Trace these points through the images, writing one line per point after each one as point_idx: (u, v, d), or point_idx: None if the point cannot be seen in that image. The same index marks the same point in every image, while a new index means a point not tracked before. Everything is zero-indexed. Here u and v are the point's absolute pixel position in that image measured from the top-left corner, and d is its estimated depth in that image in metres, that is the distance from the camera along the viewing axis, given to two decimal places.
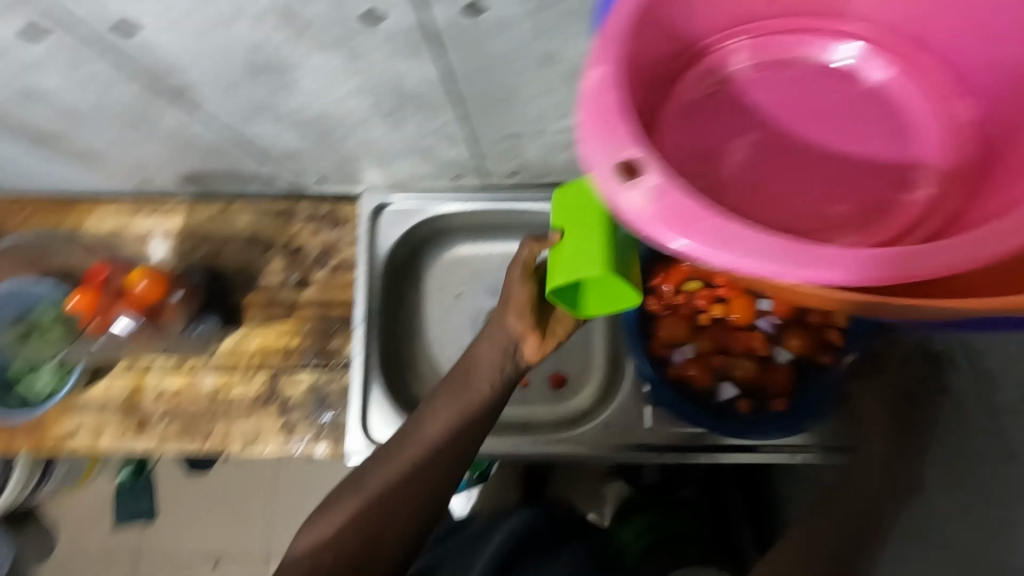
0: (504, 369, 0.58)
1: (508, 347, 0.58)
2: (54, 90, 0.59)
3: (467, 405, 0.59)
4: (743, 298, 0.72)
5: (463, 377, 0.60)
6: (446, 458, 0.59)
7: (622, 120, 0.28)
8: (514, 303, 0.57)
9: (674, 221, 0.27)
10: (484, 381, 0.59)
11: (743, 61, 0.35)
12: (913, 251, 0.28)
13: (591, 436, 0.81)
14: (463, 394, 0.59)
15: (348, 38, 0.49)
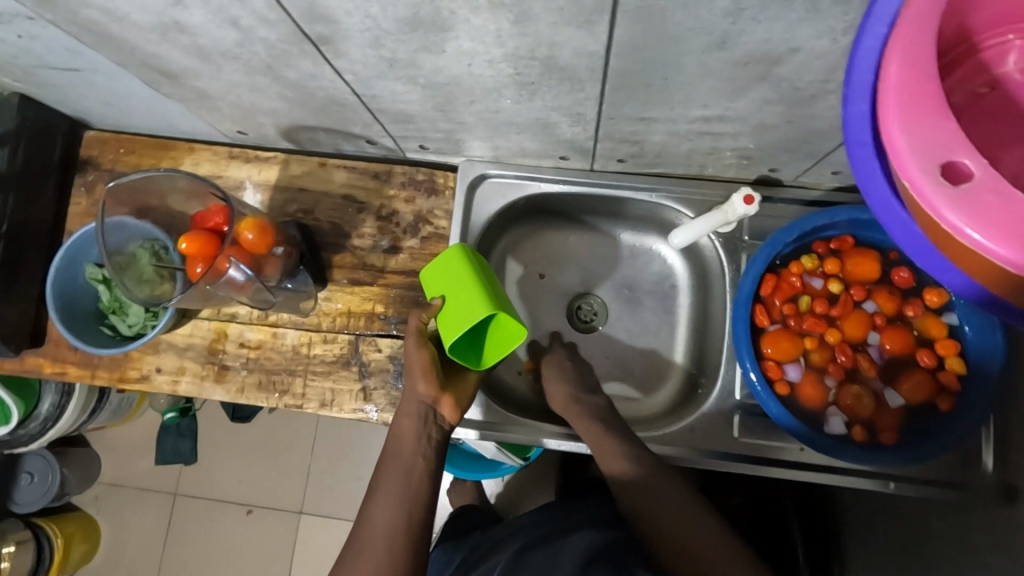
0: (430, 430, 0.65)
1: (425, 413, 0.66)
2: (193, 27, 0.57)
3: (415, 471, 0.63)
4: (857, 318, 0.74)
5: (394, 451, 0.64)
6: (414, 533, 0.59)
7: (935, 111, 0.25)
8: (418, 368, 0.66)
9: (991, 222, 0.24)
10: (417, 451, 0.64)
11: (1014, 65, 0.30)
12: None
13: (676, 437, 0.79)
14: (400, 463, 0.63)
15: (523, 2, 0.46)
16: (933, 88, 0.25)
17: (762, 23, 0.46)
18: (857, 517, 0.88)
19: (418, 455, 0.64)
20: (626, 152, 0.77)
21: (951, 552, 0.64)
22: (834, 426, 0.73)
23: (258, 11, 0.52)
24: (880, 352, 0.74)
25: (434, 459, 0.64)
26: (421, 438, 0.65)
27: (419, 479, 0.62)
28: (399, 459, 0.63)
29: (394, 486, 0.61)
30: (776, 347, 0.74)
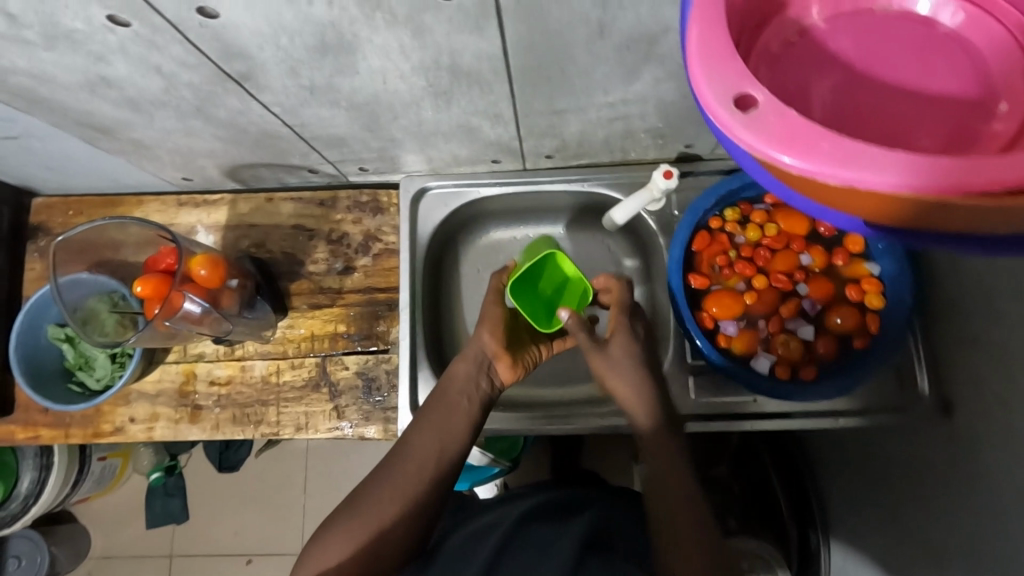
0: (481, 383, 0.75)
1: (483, 361, 0.75)
2: (120, 81, 0.60)
3: (462, 402, 0.72)
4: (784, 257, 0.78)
5: (441, 393, 0.73)
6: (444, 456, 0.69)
7: (723, 52, 0.29)
8: (490, 323, 0.77)
9: (781, 139, 0.26)
10: (462, 393, 0.73)
11: (816, 16, 0.36)
12: (1010, 159, 0.24)
13: None
14: (444, 406, 0.72)
15: (416, 17, 0.51)
16: (722, 34, 0.29)
17: (631, 7, 0.51)
18: (833, 462, 0.91)
19: (470, 387, 0.74)
20: (552, 147, 0.82)
21: (912, 475, 0.71)
22: (761, 364, 0.77)
23: (178, 56, 0.56)
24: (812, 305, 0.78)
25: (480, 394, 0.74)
26: (480, 370, 0.75)
27: (462, 412, 0.72)
28: (449, 391, 0.73)
29: (442, 412, 0.71)
30: (720, 305, 0.77)
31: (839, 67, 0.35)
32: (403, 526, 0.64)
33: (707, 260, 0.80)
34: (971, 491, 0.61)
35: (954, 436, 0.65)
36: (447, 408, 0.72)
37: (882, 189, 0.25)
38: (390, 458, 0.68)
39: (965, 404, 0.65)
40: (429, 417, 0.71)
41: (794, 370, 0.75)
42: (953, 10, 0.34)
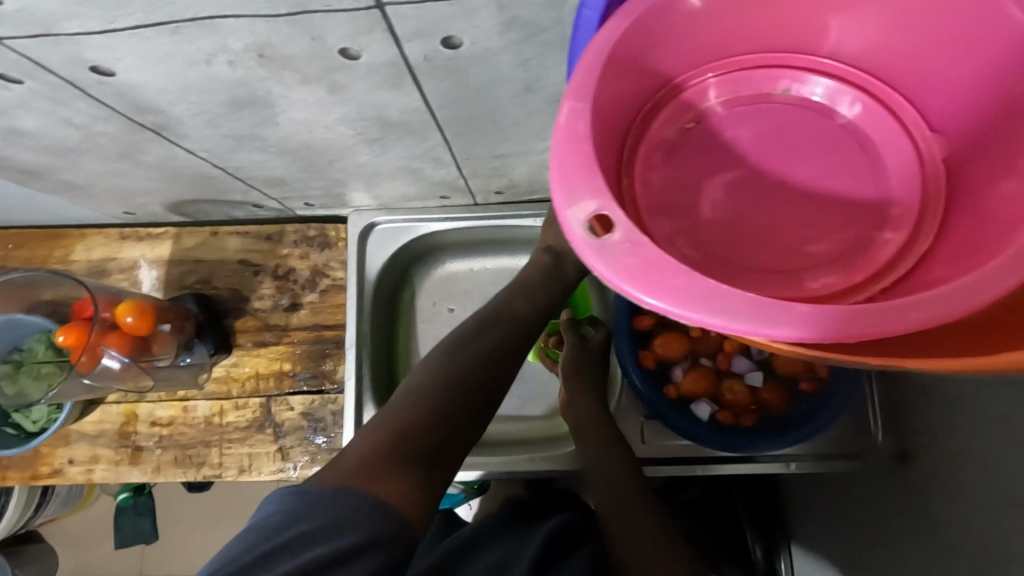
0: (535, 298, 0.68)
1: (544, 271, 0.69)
2: (33, 130, 0.58)
3: (508, 326, 0.59)
4: None
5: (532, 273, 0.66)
6: (493, 379, 0.54)
7: (585, 166, 0.27)
8: None
9: (634, 273, 0.24)
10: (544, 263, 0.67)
11: (714, 100, 0.34)
12: (858, 309, 0.24)
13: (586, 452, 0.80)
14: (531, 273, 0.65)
15: (327, 75, 0.49)
16: (586, 145, 0.27)
17: (551, 69, 0.49)
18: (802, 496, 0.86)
19: (523, 313, 0.60)
20: (499, 185, 0.80)
21: (878, 518, 0.68)
22: (700, 410, 0.74)
23: (86, 110, 0.54)
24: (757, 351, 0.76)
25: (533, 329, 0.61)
26: (528, 311, 0.61)
27: (509, 340, 0.58)
28: (491, 318, 0.59)
29: (492, 336, 0.57)
30: (666, 346, 0.74)
31: (732, 159, 0.33)
32: (483, 351, 0.56)
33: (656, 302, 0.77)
34: (931, 547, 0.59)
35: (909, 483, 0.65)
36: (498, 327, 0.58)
37: (734, 333, 0.24)
38: (426, 369, 0.54)
39: (919, 456, 0.65)
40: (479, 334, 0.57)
41: (735, 416, 0.74)
42: (852, 101, 0.33)
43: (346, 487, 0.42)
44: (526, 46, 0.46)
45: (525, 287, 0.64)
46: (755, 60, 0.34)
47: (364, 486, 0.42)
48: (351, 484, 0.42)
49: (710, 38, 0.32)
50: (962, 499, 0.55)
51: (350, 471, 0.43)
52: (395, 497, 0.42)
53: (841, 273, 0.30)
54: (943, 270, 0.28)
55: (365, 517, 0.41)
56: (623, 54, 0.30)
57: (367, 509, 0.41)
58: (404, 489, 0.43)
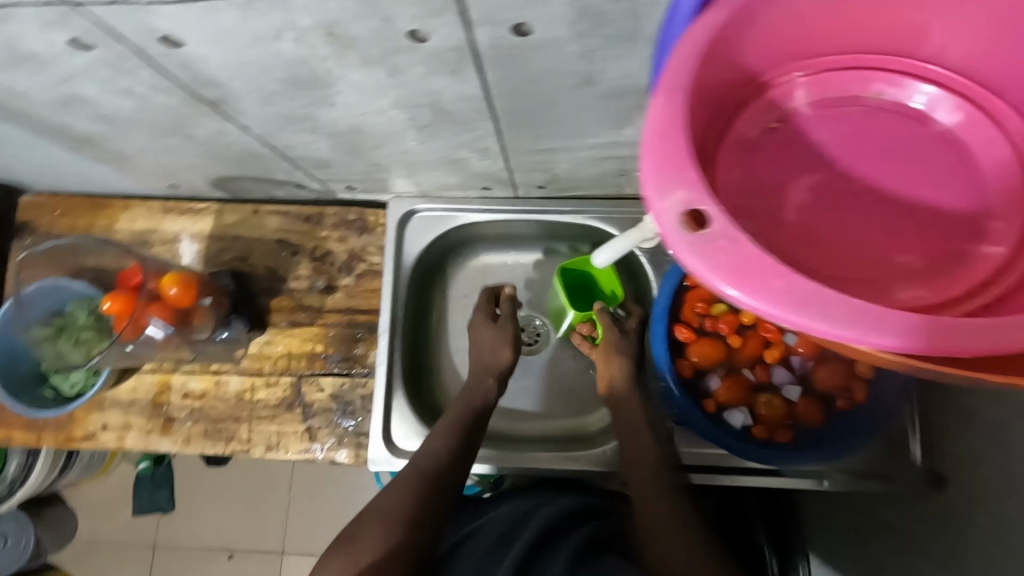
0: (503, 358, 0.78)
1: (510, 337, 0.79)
2: (93, 99, 0.58)
3: (432, 479, 0.66)
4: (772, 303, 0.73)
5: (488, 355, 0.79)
6: (411, 520, 0.62)
7: (680, 159, 0.26)
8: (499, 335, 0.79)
9: (732, 271, 0.23)
10: (499, 347, 0.79)
11: (802, 100, 0.33)
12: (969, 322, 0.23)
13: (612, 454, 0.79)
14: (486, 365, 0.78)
15: (389, 58, 0.48)
16: (681, 138, 0.26)
17: (617, 61, 0.48)
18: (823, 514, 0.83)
19: (438, 460, 0.68)
20: (542, 180, 0.79)
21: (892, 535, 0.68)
22: (733, 418, 0.73)
23: (148, 81, 0.54)
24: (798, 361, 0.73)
25: (454, 476, 0.68)
26: (446, 449, 0.69)
27: (431, 483, 0.66)
28: (419, 473, 0.67)
29: (409, 486, 0.65)
30: (701, 354, 0.73)
31: (820, 161, 0.32)
32: (435, 450, 0.69)
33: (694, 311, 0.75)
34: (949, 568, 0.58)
35: (946, 509, 0.61)
36: (416, 480, 0.66)
37: (835, 340, 0.23)
38: (362, 519, 0.63)
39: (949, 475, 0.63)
40: (403, 487, 0.65)
41: (770, 430, 0.72)
42: (952, 108, 0.31)
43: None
44: (595, 37, 0.45)
45: (450, 434, 0.71)
46: (848, 61, 0.32)
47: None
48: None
49: (806, 35, 0.31)
50: (984, 523, 0.55)
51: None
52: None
53: (934, 286, 0.29)
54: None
55: None
56: (718, 46, 0.29)
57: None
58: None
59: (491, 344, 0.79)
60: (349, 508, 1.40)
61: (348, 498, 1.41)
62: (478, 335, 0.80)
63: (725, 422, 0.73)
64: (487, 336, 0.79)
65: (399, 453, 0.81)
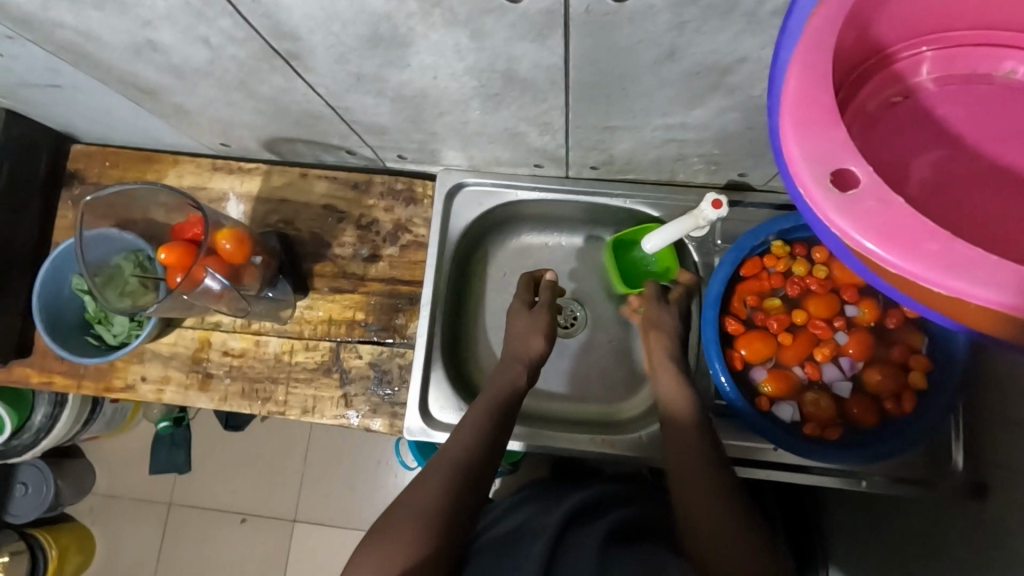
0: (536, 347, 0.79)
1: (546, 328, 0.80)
2: (168, 46, 0.58)
3: (463, 468, 0.65)
4: (824, 300, 0.73)
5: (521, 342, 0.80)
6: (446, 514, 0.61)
7: (823, 118, 0.25)
8: (535, 325, 0.80)
9: (884, 231, 0.23)
10: (534, 336, 0.80)
11: (925, 76, 0.32)
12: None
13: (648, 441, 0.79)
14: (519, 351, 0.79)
15: (476, 18, 0.48)
16: (825, 98, 0.26)
17: (708, 34, 0.48)
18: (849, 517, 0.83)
19: (468, 450, 0.66)
20: (598, 160, 0.79)
21: (928, 548, 0.66)
22: (782, 412, 0.72)
23: (227, 29, 0.54)
24: (849, 363, 0.73)
25: (483, 465, 0.66)
26: (475, 440, 0.68)
27: (463, 475, 0.64)
28: (448, 463, 0.65)
29: (438, 477, 0.64)
30: (750, 348, 0.73)
31: (944, 138, 0.31)
32: (472, 425, 0.70)
33: (744, 306, 0.75)
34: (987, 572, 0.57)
35: (983, 516, 0.60)
36: (447, 473, 0.64)
37: (991, 306, 0.22)
38: (396, 514, 0.61)
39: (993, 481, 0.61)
40: (433, 476, 0.64)
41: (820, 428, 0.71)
42: None
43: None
44: (693, 7, 0.44)
45: (480, 427, 0.69)
46: (979, 37, 0.31)
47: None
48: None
49: (944, 8, 0.30)
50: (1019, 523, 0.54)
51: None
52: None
53: None
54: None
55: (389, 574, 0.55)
56: (859, 10, 0.28)
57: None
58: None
59: (524, 333, 0.80)
60: (365, 480, 1.41)
61: (366, 470, 1.41)
62: (513, 325, 0.82)
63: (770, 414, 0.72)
64: (522, 325, 0.81)
65: (435, 425, 0.81)
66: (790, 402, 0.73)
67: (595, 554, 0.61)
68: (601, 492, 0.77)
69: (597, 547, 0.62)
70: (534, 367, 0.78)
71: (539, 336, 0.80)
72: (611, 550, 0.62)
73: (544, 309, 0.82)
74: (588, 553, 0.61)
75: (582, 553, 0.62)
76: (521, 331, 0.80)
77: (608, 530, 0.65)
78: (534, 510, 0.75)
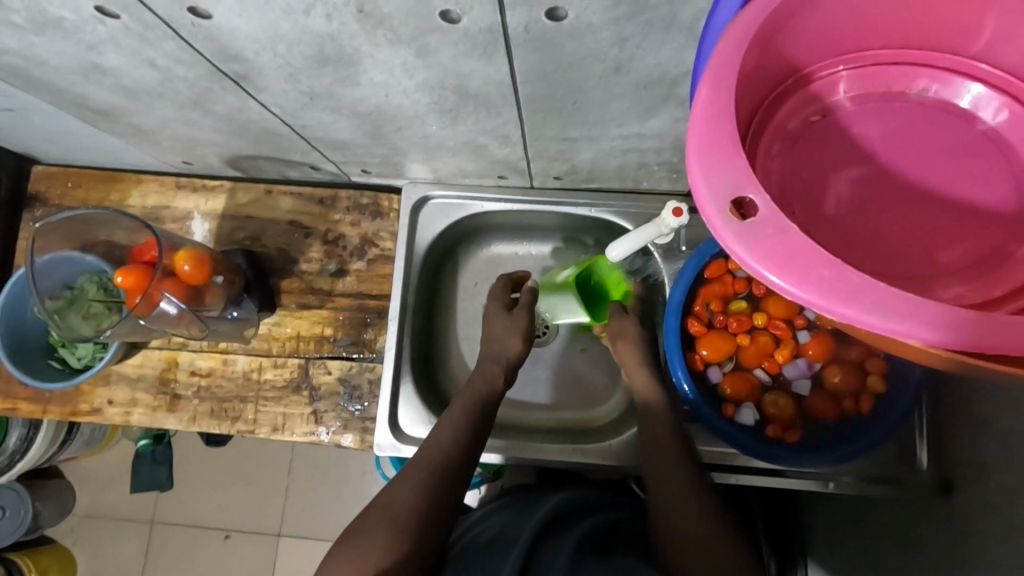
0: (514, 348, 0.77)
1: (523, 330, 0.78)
2: (115, 69, 0.58)
3: (439, 474, 0.64)
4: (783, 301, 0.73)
5: (498, 343, 0.78)
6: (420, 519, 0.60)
7: (727, 146, 0.26)
8: (513, 326, 0.78)
9: (780, 260, 0.23)
10: (511, 336, 0.78)
11: (844, 94, 0.32)
12: (1021, 321, 0.22)
13: (618, 448, 0.79)
14: (497, 352, 0.77)
15: (420, 38, 0.48)
16: (728, 125, 0.26)
17: (650, 50, 0.48)
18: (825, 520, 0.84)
19: (445, 451, 0.66)
20: (560, 170, 0.79)
21: (898, 545, 0.67)
22: (744, 416, 0.73)
23: (172, 52, 0.54)
24: (807, 363, 0.72)
25: (459, 469, 0.65)
26: (452, 440, 0.67)
27: (439, 481, 0.63)
28: (422, 469, 0.64)
29: (414, 481, 0.63)
30: (711, 348, 0.73)
31: (862, 156, 0.32)
32: (452, 423, 0.69)
33: (708, 309, 0.75)
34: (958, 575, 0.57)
35: (953, 514, 0.61)
36: (424, 476, 0.63)
37: (884, 332, 0.23)
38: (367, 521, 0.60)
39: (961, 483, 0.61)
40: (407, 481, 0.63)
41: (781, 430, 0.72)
42: (999, 108, 0.31)
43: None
44: (630, 24, 0.44)
45: (457, 430, 0.68)
46: (893, 56, 0.32)
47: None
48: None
49: (854, 29, 0.31)
50: (994, 527, 0.54)
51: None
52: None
53: (976, 284, 0.28)
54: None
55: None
56: (767, 34, 0.28)
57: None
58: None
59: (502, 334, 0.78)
60: (347, 493, 1.40)
61: (350, 481, 1.41)
62: (490, 326, 0.80)
63: (734, 419, 0.73)
64: (499, 326, 0.79)
65: (405, 439, 0.80)
66: (750, 405, 0.73)
67: (566, 564, 0.61)
68: (576, 496, 0.77)
69: (569, 557, 0.61)
70: (512, 368, 0.77)
71: (516, 336, 0.78)
72: (583, 560, 0.62)
73: (523, 309, 0.80)
74: (559, 563, 0.61)
75: (552, 565, 0.61)
76: (498, 333, 0.78)
77: (581, 538, 0.65)
78: (509, 519, 0.75)
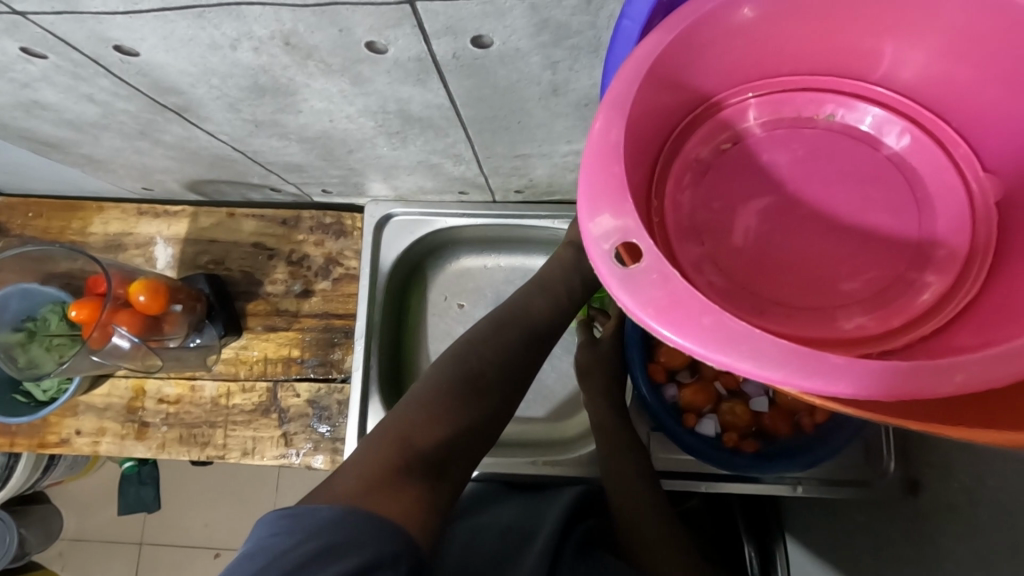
0: None
1: None
2: (55, 105, 0.58)
3: (536, 334, 0.57)
4: None
5: None
6: (507, 381, 0.53)
7: (616, 190, 0.25)
8: None
9: (662, 309, 0.23)
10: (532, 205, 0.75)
11: (754, 121, 0.32)
12: (906, 365, 0.22)
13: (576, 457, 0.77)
14: None
15: (351, 67, 0.48)
16: (617, 168, 0.26)
17: (582, 72, 0.47)
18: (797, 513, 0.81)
19: (549, 317, 0.58)
20: (519, 184, 0.78)
21: (874, 550, 0.66)
22: (704, 427, 0.73)
23: (107, 87, 0.53)
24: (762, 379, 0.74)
25: (547, 338, 0.58)
26: (547, 303, 0.59)
27: (530, 343, 0.56)
28: (514, 326, 0.56)
29: (507, 336, 0.55)
30: (670, 355, 0.73)
31: (772, 185, 0.32)
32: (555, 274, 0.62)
33: None
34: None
35: (920, 517, 0.61)
36: (514, 333, 0.56)
37: (762, 380, 0.23)
38: (437, 376, 0.52)
39: (929, 483, 0.61)
40: (496, 334, 0.55)
41: (738, 438, 0.72)
42: (900, 133, 0.32)
43: (344, 504, 0.41)
44: (557, 48, 0.44)
45: (544, 287, 0.61)
46: (801, 82, 0.32)
47: (371, 509, 0.41)
48: (350, 499, 0.41)
49: (758, 59, 0.31)
50: (966, 522, 0.53)
51: (355, 488, 0.43)
52: (402, 516, 0.42)
53: (876, 314, 0.29)
54: (972, 333, 0.27)
55: (450, 450, 0.48)
56: (666, 65, 0.28)
57: (380, 534, 0.41)
58: (415, 508, 0.43)
59: None
60: None
61: None
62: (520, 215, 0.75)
63: (694, 427, 0.73)
64: None
65: None
66: (709, 416, 0.73)
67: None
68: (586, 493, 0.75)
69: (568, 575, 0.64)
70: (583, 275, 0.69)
71: None
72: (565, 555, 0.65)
73: None
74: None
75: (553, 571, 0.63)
76: None
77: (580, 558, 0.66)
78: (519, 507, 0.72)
